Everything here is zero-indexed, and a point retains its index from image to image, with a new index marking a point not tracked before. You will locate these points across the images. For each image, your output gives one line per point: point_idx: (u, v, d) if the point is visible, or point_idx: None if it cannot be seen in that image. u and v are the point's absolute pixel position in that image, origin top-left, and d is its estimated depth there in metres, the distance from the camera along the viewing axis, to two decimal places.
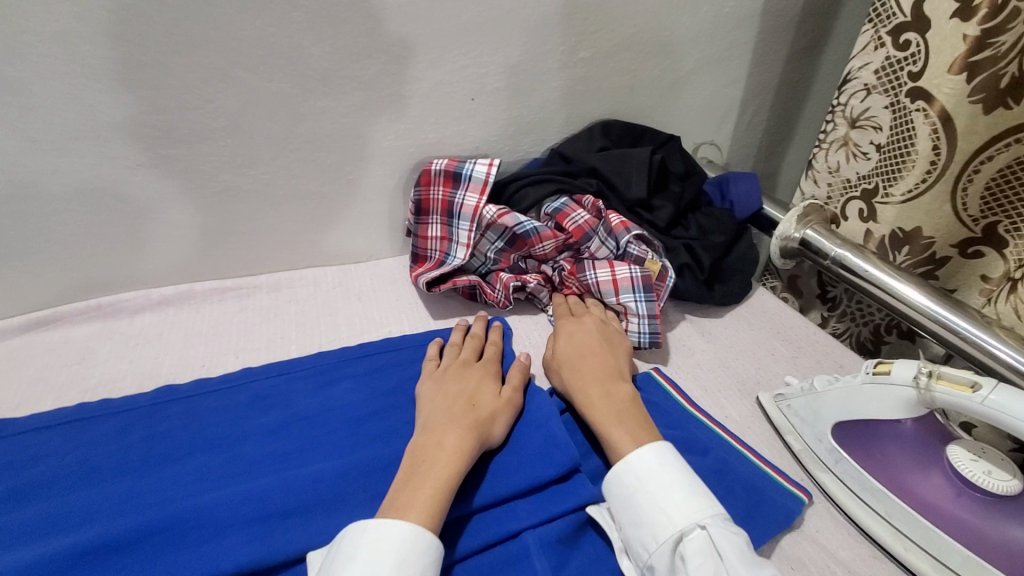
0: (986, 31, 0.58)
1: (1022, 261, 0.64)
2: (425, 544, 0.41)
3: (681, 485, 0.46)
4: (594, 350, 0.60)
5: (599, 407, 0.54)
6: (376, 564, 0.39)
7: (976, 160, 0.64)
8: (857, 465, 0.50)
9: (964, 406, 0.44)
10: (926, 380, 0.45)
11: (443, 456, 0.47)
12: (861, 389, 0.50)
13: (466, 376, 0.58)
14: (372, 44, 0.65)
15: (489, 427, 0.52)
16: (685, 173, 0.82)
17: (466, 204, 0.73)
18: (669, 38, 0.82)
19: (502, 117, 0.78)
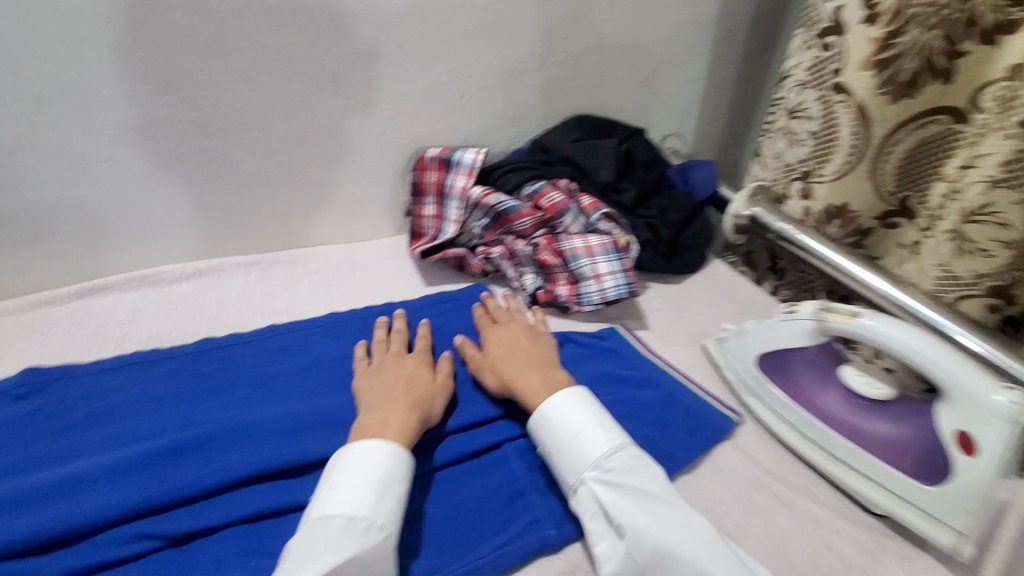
0: (890, 33, 0.70)
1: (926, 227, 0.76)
2: (391, 454, 0.50)
3: (573, 442, 0.52)
4: (524, 346, 0.64)
5: (528, 383, 0.59)
6: (353, 467, 0.49)
7: (888, 143, 0.76)
8: (775, 387, 0.61)
9: (850, 331, 0.56)
10: (823, 313, 0.57)
11: (391, 434, 0.52)
12: (778, 325, 0.61)
13: (402, 363, 0.62)
14: (375, 49, 0.76)
15: (429, 407, 0.57)
16: (650, 160, 0.93)
17: (456, 185, 0.84)
18: (632, 41, 0.94)
19: (489, 113, 0.90)
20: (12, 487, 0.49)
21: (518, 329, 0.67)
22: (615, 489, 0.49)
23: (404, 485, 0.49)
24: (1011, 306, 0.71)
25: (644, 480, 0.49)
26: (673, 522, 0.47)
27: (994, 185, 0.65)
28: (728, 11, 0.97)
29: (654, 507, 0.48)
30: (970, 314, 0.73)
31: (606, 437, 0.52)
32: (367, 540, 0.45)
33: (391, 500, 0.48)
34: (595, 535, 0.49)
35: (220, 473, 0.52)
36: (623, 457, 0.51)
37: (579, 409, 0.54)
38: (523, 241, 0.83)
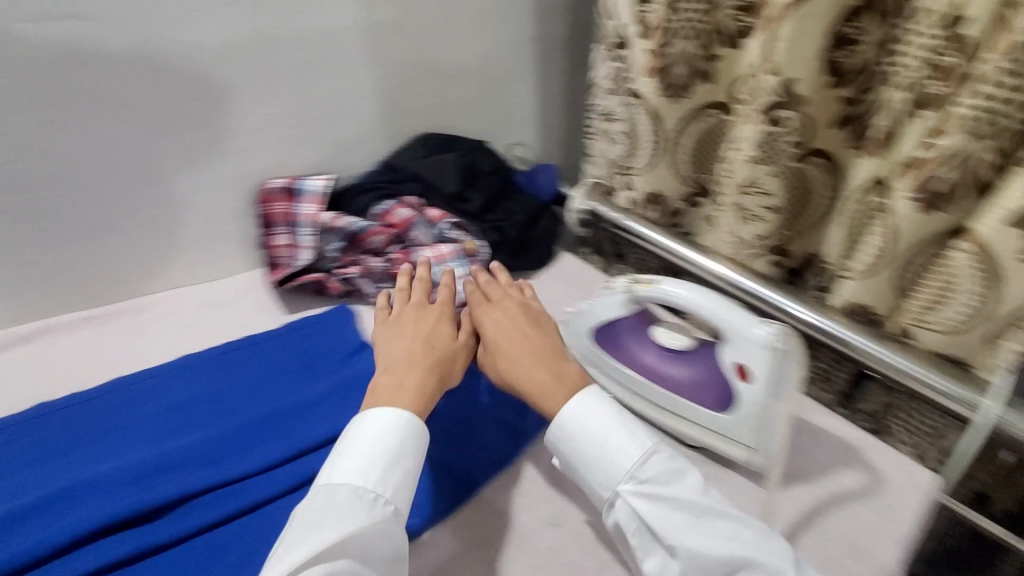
0: (660, 45, 0.83)
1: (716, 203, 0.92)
2: (405, 424, 0.57)
3: (601, 454, 0.58)
4: (532, 329, 0.68)
5: (538, 378, 0.63)
6: (372, 438, 0.55)
7: (677, 135, 0.91)
8: (605, 354, 0.70)
9: (651, 295, 0.66)
10: (630, 286, 0.67)
11: (404, 396, 0.60)
12: (599, 301, 0.70)
13: (425, 319, 0.69)
14: (191, 73, 0.75)
15: (449, 366, 0.65)
16: (494, 169, 1.00)
17: (306, 213, 0.86)
18: (461, 62, 1.02)
19: (330, 140, 0.92)
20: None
21: (519, 311, 0.70)
22: (653, 502, 0.54)
23: (416, 459, 0.56)
24: (791, 258, 0.87)
25: (683, 490, 0.54)
26: (722, 530, 0.51)
27: (754, 163, 0.78)
28: (545, 30, 1.08)
29: (698, 516, 0.52)
30: (761, 270, 0.87)
31: (635, 445, 0.57)
32: (372, 509, 0.51)
33: (401, 473, 0.55)
34: (644, 551, 0.54)
35: (68, 529, 0.56)
36: (659, 465, 0.56)
37: (600, 421, 0.59)
38: (378, 258, 0.87)
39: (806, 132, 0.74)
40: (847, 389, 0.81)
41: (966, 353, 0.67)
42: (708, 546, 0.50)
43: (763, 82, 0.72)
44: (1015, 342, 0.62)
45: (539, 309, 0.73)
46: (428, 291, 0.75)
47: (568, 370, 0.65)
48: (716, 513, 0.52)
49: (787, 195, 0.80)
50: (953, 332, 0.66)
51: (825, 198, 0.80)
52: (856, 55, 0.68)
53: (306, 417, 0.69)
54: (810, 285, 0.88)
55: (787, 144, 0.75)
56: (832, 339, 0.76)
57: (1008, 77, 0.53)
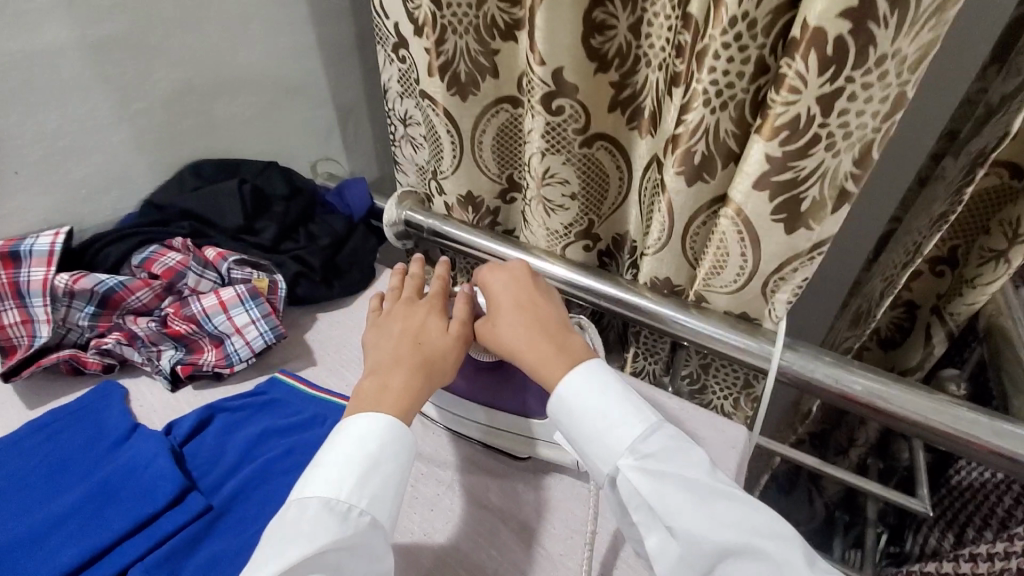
0: (437, 41, 0.79)
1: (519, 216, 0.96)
2: (388, 429, 0.55)
3: (599, 427, 0.56)
4: (532, 304, 0.65)
5: (536, 354, 0.61)
6: (357, 443, 0.54)
7: (478, 132, 0.88)
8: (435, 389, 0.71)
9: None
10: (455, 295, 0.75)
11: (392, 396, 0.58)
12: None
13: (415, 312, 0.66)
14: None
15: (440, 359, 0.62)
16: (290, 192, 0.89)
17: (33, 279, 0.69)
18: (230, 76, 0.89)
19: (62, 182, 0.77)
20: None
21: (523, 280, 0.68)
22: (654, 478, 0.52)
23: (399, 462, 0.55)
24: (602, 240, 0.89)
25: (689, 469, 0.52)
26: (725, 513, 0.49)
27: (543, 154, 0.78)
28: (328, 33, 0.98)
29: (704, 496, 0.50)
30: (577, 257, 0.89)
31: (638, 421, 0.56)
32: (345, 521, 0.50)
33: (378, 477, 0.53)
34: (644, 529, 0.52)
35: None
36: (661, 442, 0.54)
37: (600, 396, 0.58)
38: (146, 317, 0.73)
39: (583, 118, 0.75)
40: (669, 358, 0.84)
41: (752, 310, 0.73)
42: (706, 526, 0.48)
43: (535, 72, 0.71)
44: (784, 294, 0.69)
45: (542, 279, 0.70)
46: (419, 284, 0.72)
47: (570, 342, 0.63)
48: (723, 496, 0.50)
49: (581, 181, 0.81)
50: (736, 291, 0.71)
51: (619, 179, 0.82)
52: (613, 40, 0.69)
53: (40, 548, 0.55)
54: (626, 264, 0.91)
55: (572, 132, 0.75)
56: (641, 314, 0.78)
57: (729, 50, 0.56)
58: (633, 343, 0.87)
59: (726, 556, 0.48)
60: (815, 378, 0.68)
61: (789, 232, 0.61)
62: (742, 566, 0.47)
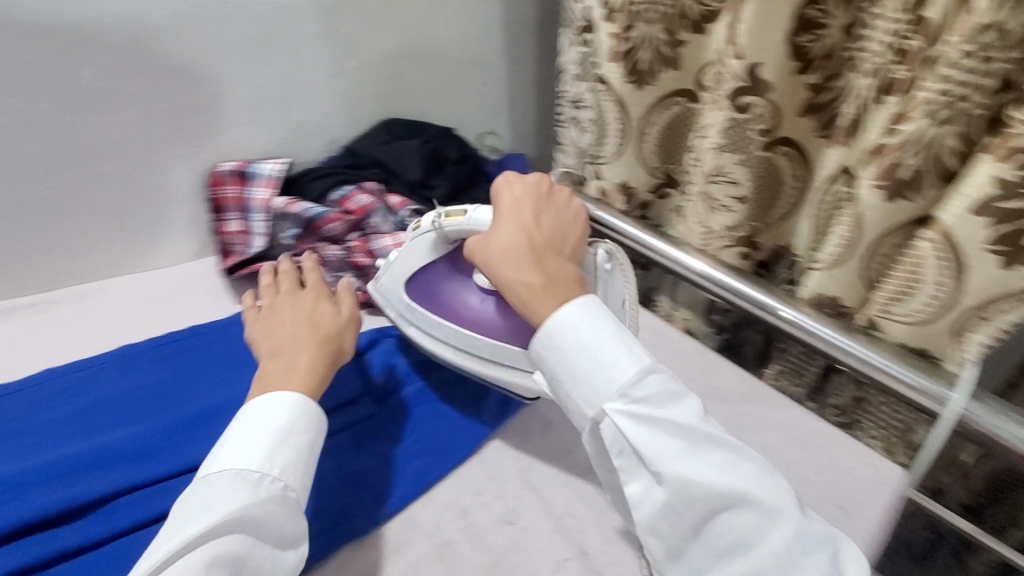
0: (625, 28, 0.81)
1: (642, 207, 0.97)
2: (296, 407, 0.56)
3: (589, 366, 0.53)
4: (527, 227, 0.63)
5: (529, 282, 0.59)
6: (271, 419, 0.54)
7: (645, 123, 0.88)
8: (426, 311, 0.72)
9: (461, 226, 0.69)
10: (437, 220, 0.70)
11: (299, 372, 0.59)
12: (410, 244, 0.74)
13: (303, 303, 0.68)
14: (143, 26, 0.71)
15: (338, 341, 0.65)
16: (460, 157, 0.96)
17: (259, 198, 0.82)
18: (426, 46, 0.98)
19: (290, 119, 0.89)
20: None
21: (526, 198, 0.67)
22: (644, 425, 0.50)
23: (307, 435, 0.55)
24: (760, 251, 0.85)
25: (680, 415, 0.50)
26: (715, 461, 0.48)
27: (720, 151, 0.76)
28: (515, 15, 1.04)
29: (694, 445, 0.49)
30: (730, 262, 0.85)
31: (629, 360, 0.53)
32: (265, 486, 0.50)
33: (298, 446, 0.54)
34: (625, 474, 0.51)
35: None
36: (653, 384, 0.51)
37: (592, 333, 0.54)
38: (337, 246, 0.83)
39: (772, 118, 0.72)
40: (817, 383, 0.80)
41: (933, 347, 0.67)
42: (699, 476, 0.48)
43: (729, 66, 0.70)
44: (981, 335, 0.62)
45: (549, 191, 0.69)
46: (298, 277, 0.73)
47: (564, 267, 0.61)
48: (712, 443, 0.49)
49: (754, 185, 0.78)
50: (919, 324, 0.66)
51: (795, 187, 0.78)
52: (822, 40, 0.66)
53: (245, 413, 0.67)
54: (781, 277, 0.87)
55: (755, 132, 0.73)
56: (801, 331, 0.74)
57: (970, 60, 0.52)
58: (777, 359, 0.83)
59: (717, 506, 0.47)
60: (998, 435, 0.60)
61: (1005, 266, 0.55)
62: (734, 515, 0.47)
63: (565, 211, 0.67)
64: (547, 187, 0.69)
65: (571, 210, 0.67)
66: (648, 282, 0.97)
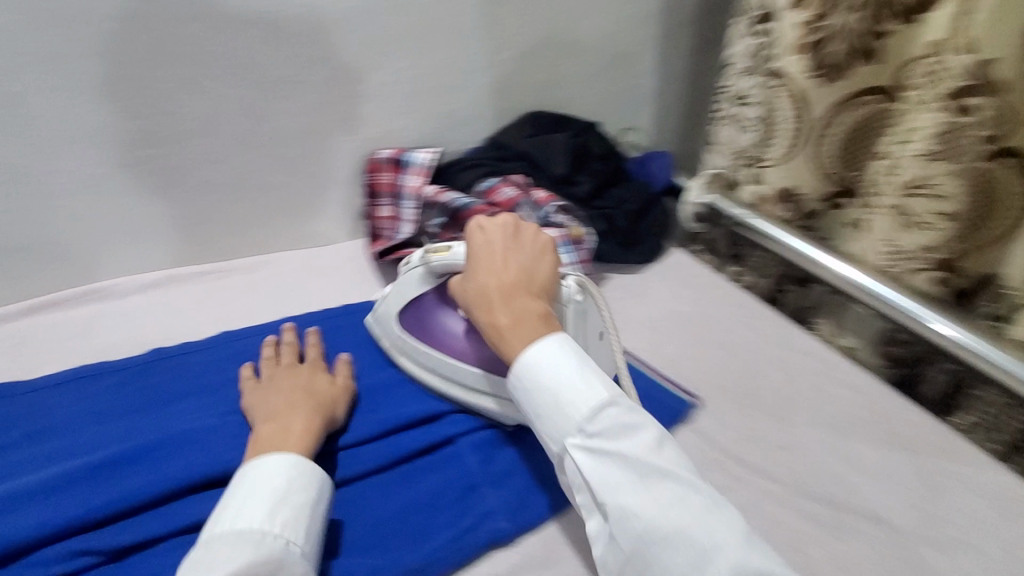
0: (817, 16, 0.73)
1: (802, 217, 0.85)
2: (294, 462, 0.47)
3: (549, 401, 0.48)
4: (501, 266, 0.56)
5: (498, 326, 0.53)
6: (268, 473, 0.46)
7: (823, 122, 0.77)
8: (418, 342, 0.64)
9: (448, 262, 0.61)
10: (425, 257, 0.62)
11: (295, 437, 0.50)
12: (401, 282, 0.65)
13: (295, 374, 0.59)
14: (329, 16, 0.74)
15: (331, 410, 0.56)
16: (606, 153, 0.93)
17: (410, 184, 0.84)
18: (580, 37, 0.95)
19: (442, 109, 0.89)
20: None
21: (498, 233, 0.59)
22: (598, 460, 0.44)
23: (310, 492, 0.46)
24: (960, 278, 0.70)
25: (634, 449, 0.43)
26: (662, 498, 0.41)
27: (927, 159, 0.67)
28: (673, 6, 0.99)
29: (642, 478, 0.43)
30: (919, 288, 0.73)
31: (592, 392, 0.47)
32: (271, 546, 0.41)
33: (302, 492, 0.46)
34: (585, 510, 0.46)
35: (169, 480, 0.51)
36: (612, 416, 0.45)
37: (553, 359, 0.49)
38: None
39: (1006, 120, 0.60)
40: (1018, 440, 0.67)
41: None
42: (643, 515, 0.42)
43: (954, 61, 0.62)
44: None
45: (518, 223, 0.60)
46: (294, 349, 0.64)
47: (534, 304, 0.54)
48: (666, 477, 0.42)
49: (967, 201, 0.65)
50: None
51: (1016, 209, 0.63)
52: None
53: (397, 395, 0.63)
54: (981, 312, 0.70)
55: (976, 137, 0.62)
56: (1014, 381, 0.64)
57: None
58: (971, 407, 0.71)
59: (655, 548, 0.41)
60: None
61: None
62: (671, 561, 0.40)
63: (540, 241, 0.59)
64: (514, 220, 0.60)
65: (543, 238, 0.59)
66: (809, 301, 0.87)
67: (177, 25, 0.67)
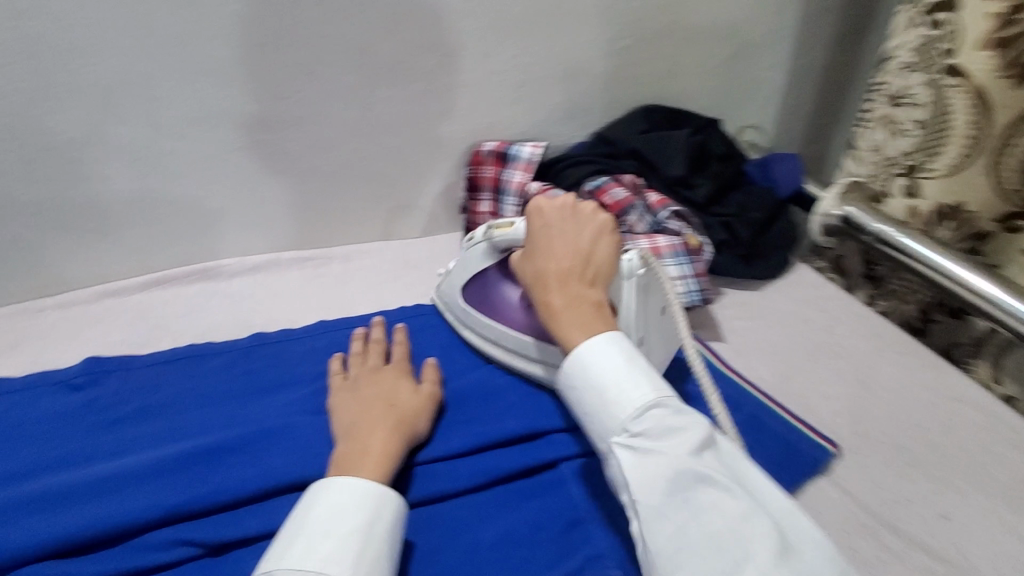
0: (1013, 7, 0.61)
1: (961, 238, 0.74)
2: (373, 498, 0.44)
3: (595, 397, 0.47)
4: (560, 250, 0.53)
5: (554, 313, 0.51)
6: (346, 508, 0.43)
7: (1008, 133, 0.65)
8: (480, 317, 0.64)
9: (509, 237, 0.59)
10: (487, 231, 0.61)
11: (371, 459, 0.47)
12: (465, 257, 0.65)
13: (380, 380, 0.56)
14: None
15: (414, 425, 0.52)
16: (726, 154, 0.84)
17: (513, 180, 0.80)
18: (708, 24, 0.86)
19: (552, 101, 0.83)
20: (20, 493, 0.48)
21: (557, 214, 0.55)
22: (638, 457, 0.43)
23: (385, 536, 0.43)
24: None
25: (673, 450, 0.42)
26: (697, 502, 0.40)
27: None
28: None
29: (681, 483, 0.41)
30: None
31: (636, 391, 0.45)
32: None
33: (351, 542, 0.41)
34: (625, 507, 0.44)
35: (265, 478, 0.50)
36: (657, 417, 0.44)
37: (602, 356, 0.47)
38: None
39: None
40: None
41: None
42: (676, 517, 0.40)
43: None
44: None
45: (578, 201, 0.56)
46: (382, 349, 0.61)
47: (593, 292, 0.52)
48: (703, 482, 0.41)
49: None
50: None
51: None
52: None
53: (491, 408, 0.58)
54: None
55: None
56: None
57: None
58: None
59: (682, 551, 0.39)
60: None
61: None
62: (697, 564, 0.38)
63: (599, 220, 0.55)
64: (573, 198, 0.56)
65: (604, 216, 0.55)
66: (963, 337, 0.75)
67: (300, 7, 0.66)
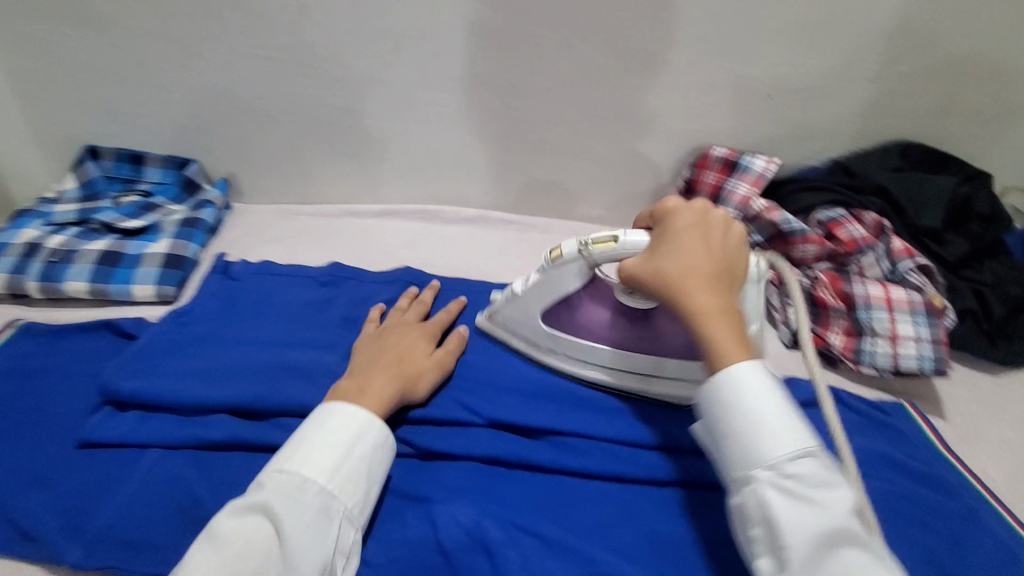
0: None
1: None
2: (363, 424, 0.48)
3: (745, 425, 0.45)
4: (704, 251, 0.51)
5: (705, 314, 0.49)
6: (338, 428, 0.47)
7: None
8: (574, 343, 0.58)
9: (615, 253, 0.53)
10: (585, 247, 0.53)
11: (366, 400, 0.50)
12: (548, 279, 0.56)
13: (406, 334, 0.59)
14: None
15: (415, 383, 0.55)
16: (993, 216, 0.74)
17: (735, 191, 0.77)
18: (1009, 64, 0.74)
19: (795, 118, 0.78)
20: (286, 359, 0.58)
21: (697, 215, 0.53)
22: (790, 503, 0.42)
23: (368, 457, 0.47)
24: None
25: (831, 506, 0.42)
26: (845, 562, 0.40)
27: None
28: None
29: (835, 543, 0.41)
30: None
31: (796, 435, 0.44)
32: (302, 512, 0.42)
33: (333, 453, 0.45)
34: (755, 545, 0.43)
35: (470, 409, 0.56)
36: (811, 465, 0.43)
37: (763, 388, 0.46)
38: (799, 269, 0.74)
39: None
40: None
41: None
42: (825, 575, 0.40)
43: None
44: None
45: (711, 206, 0.54)
46: (423, 309, 0.65)
47: (734, 297, 0.51)
48: (852, 543, 0.41)
49: None
50: None
51: None
52: None
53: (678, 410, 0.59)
54: None
55: None
56: None
57: None
58: None
59: None
60: None
61: None
62: None
63: (738, 229, 0.54)
64: (709, 202, 0.54)
65: (738, 223, 0.53)
66: None
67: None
